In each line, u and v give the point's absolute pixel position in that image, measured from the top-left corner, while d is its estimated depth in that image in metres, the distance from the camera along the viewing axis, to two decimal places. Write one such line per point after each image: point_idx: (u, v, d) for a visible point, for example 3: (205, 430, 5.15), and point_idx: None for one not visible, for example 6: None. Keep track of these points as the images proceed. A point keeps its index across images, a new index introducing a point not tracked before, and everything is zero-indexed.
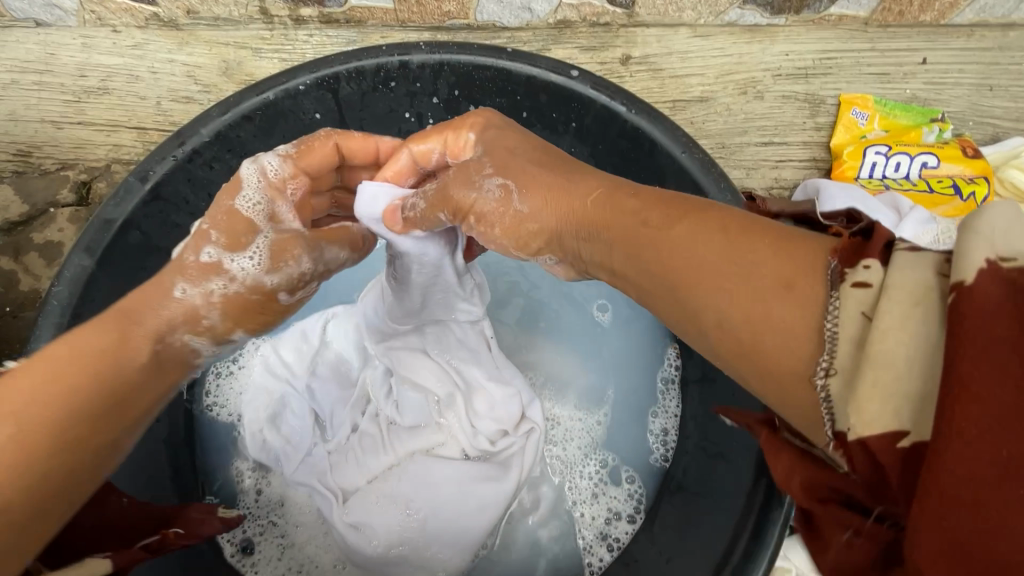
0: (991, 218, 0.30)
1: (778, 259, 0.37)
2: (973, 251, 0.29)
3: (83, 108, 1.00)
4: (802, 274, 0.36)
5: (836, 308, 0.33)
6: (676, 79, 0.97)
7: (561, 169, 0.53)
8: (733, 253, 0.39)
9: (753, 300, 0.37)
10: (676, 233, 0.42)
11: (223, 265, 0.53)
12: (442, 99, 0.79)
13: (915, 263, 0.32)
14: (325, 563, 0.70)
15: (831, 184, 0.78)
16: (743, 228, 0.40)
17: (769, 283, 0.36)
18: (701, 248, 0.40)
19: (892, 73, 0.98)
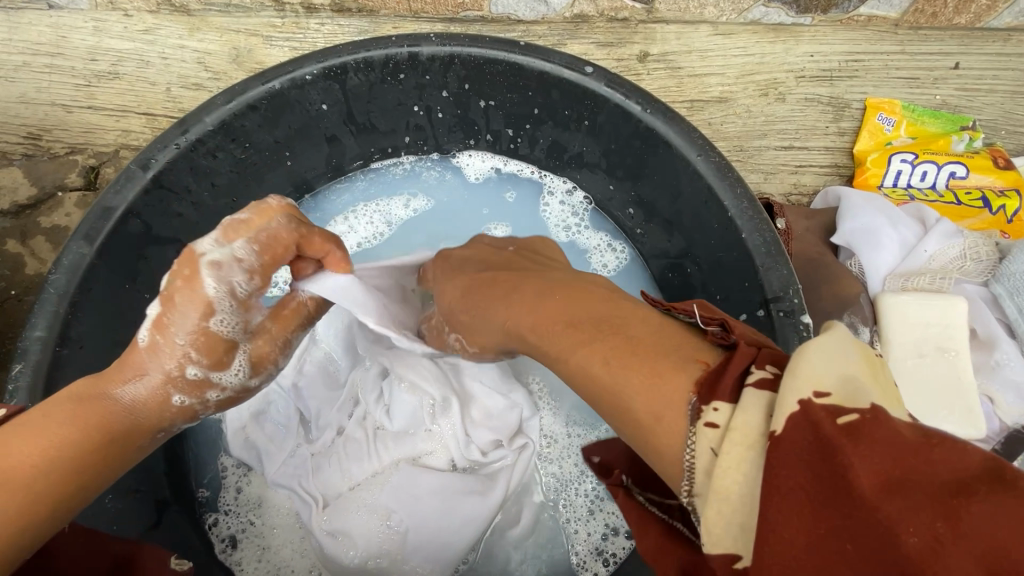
0: (806, 362, 0.30)
1: (649, 382, 0.35)
2: (787, 395, 0.30)
3: (93, 92, 0.99)
4: (667, 407, 0.34)
5: (692, 444, 0.32)
6: (695, 78, 0.93)
7: (498, 291, 0.54)
8: (613, 375, 0.38)
9: (632, 422, 0.36)
10: (572, 349, 0.42)
11: (210, 380, 0.49)
12: (451, 93, 0.77)
13: (755, 402, 0.31)
14: (301, 568, 0.69)
15: (853, 195, 0.75)
16: (624, 340, 0.39)
17: (642, 411, 0.35)
18: (591, 364, 0.39)
19: (922, 77, 0.94)
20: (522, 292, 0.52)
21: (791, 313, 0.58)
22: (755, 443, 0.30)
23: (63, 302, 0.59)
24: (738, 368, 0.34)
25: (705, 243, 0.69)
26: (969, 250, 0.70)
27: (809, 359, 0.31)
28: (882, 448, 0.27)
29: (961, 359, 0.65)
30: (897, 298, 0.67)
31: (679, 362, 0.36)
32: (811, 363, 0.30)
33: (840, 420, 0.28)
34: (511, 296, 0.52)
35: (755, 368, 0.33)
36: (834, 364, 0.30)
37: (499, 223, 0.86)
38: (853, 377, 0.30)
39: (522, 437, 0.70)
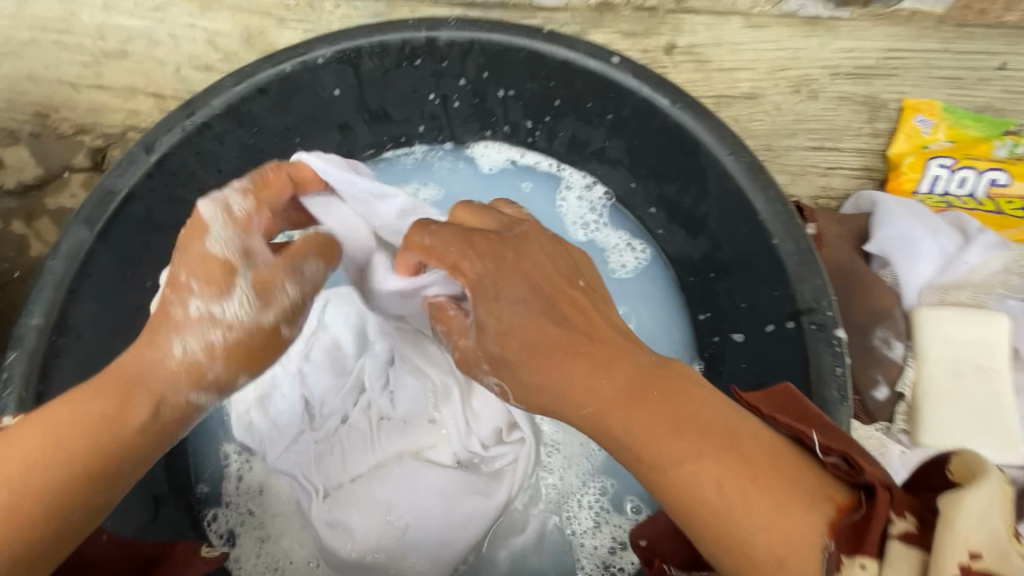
0: (966, 512, 0.32)
1: (774, 522, 0.34)
2: (947, 554, 0.31)
3: (102, 71, 0.97)
4: (795, 553, 0.33)
5: None
6: (724, 73, 0.89)
7: (576, 347, 0.43)
8: (735, 504, 0.35)
9: (749, 561, 0.34)
10: (676, 462, 0.37)
11: (215, 314, 0.43)
12: (470, 81, 0.74)
13: (904, 557, 0.32)
14: (299, 559, 0.66)
15: (888, 199, 0.71)
16: (740, 461, 0.36)
17: (762, 553, 0.34)
18: (702, 486, 0.36)
19: (964, 78, 0.89)
20: (604, 358, 0.42)
21: (824, 327, 0.54)
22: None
23: (61, 289, 0.57)
24: (880, 520, 0.33)
25: (731, 247, 0.65)
26: (1013, 264, 0.66)
27: (964, 520, 0.31)
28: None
29: (1000, 379, 0.62)
30: (932, 313, 0.64)
31: (806, 502, 0.35)
32: (965, 530, 0.31)
33: None
34: (586, 360, 0.42)
35: (894, 518, 0.33)
36: (981, 526, 0.31)
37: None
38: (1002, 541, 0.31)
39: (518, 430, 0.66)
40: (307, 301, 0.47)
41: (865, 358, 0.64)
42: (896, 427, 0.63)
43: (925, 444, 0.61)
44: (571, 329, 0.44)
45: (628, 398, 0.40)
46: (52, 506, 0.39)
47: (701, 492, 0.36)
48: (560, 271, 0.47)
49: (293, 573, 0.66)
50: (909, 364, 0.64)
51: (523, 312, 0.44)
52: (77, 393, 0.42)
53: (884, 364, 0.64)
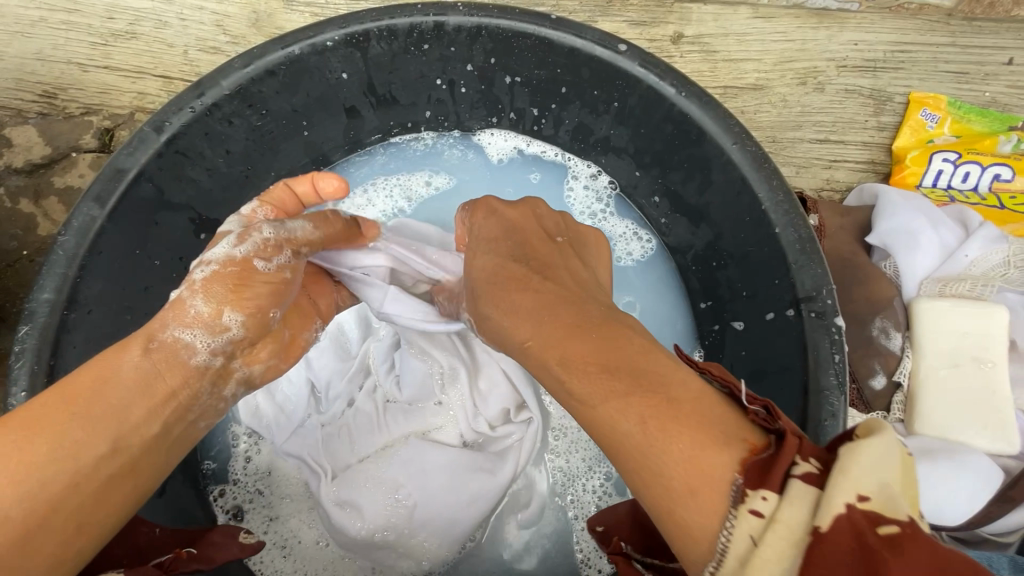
0: (859, 458, 0.30)
1: (689, 454, 0.33)
2: (836, 495, 0.29)
3: (110, 52, 0.97)
4: (704, 484, 0.33)
5: (730, 524, 0.31)
6: (731, 63, 0.89)
7: (532, 288, 0.47)
8: (650, 440, 0.35)
9: (665, 495, 0.34)
10: (598, 400, 0.38)
11: (219, 319, 0.50)
12: (477, 67, 0.74)
13: (800, 499, 0.30)
14: (308, 539, 0.67)
15: (892, 192, 0.71)
16: (660, 401, 0.36)
17: (674, 487, 0.33)
18: (620, 422, 0.36)
19: (971, 72, 0.89)
20: (557, 298, 0.45)
21: (823, 315, 0.55)
22: (800, 538, 0.29)
23: (71, 265, 0.58)
24: (786, 459, 0.32)
25: (733, 237, 0.66)
26: (1013, 257, 0.66)
27: (858, 460, 0.30)
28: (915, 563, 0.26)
29: (998, 372, 0.62)
30: (933, 302, 0.64)
31: (722, 437, 0.34)
32: (858, 467, 0.30)
33: (882, 530, 0.28)
34: (538, 300, 0.46)
35: (799, 460, 0.32)
36: (876, 469, 0.30)
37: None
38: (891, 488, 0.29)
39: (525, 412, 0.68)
40: (287, 286, 0.55)
41: (863, 348, 0.65)
42: (892, 417, 0.64)
43: (920, 432, 0.62)
44: (532, 275, 0.48)
45: (574, 339, 0.41)
46: (85, 493, 0.41)
47: (624, 426, 0.36)
48: (542, 228, 0.54)
49: (302, 552, 0.67)
50: (906, 354, 0.65)
51: (495, 260, 0.51)
52: (95, 395, 0.44)
53: (881, 354, 0.65)
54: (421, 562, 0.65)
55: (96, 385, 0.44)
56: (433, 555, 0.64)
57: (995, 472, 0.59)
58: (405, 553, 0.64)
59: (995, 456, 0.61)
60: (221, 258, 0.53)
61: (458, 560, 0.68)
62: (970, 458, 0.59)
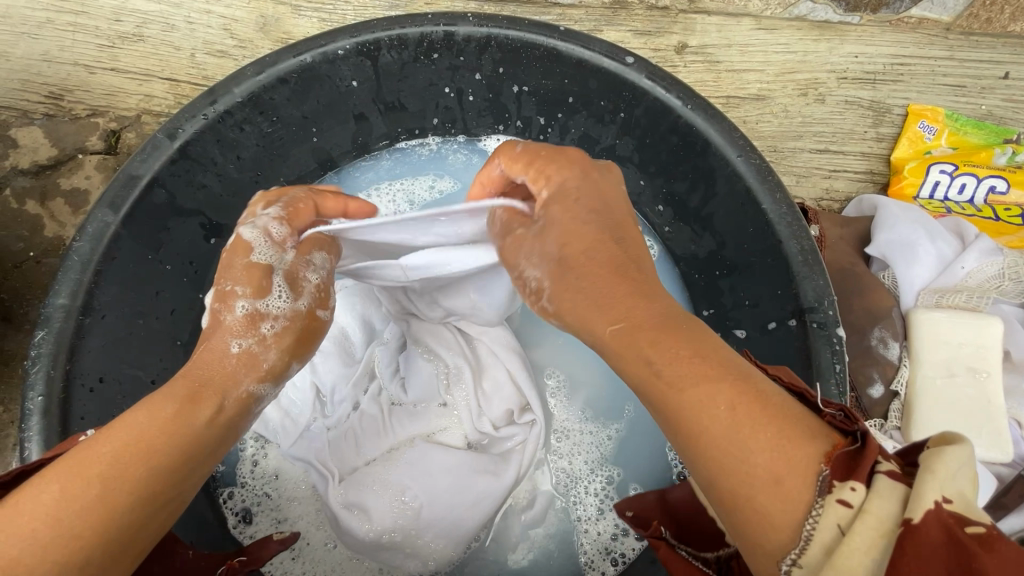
0: (946, 460, 0.29)
1: (778, 444, 0.33)
2: (924, 491, 0.28)
3: (117, 54, 0.97)
4: (792, 472, 0.32)
5: (816, 514, 0.30)
6: (733, 74, 0.91)
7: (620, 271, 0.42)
8: (738, 429, 0.33)
9: (748, 486, 0.33)
10: (688, 382, 0.35)
11: (259, 310, 0.49)
12: (485, 76, 0.75)
13: (886, 492, 0.29)
14: (316, 540, 0.68)
15: (891, 204, 0.73)
16: (752, 391, 0.35)
17: (759, 474, 0.32)
18: (710, 408, 0.34)
19: (968, 85, 0.91)
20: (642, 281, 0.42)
21: (824, 326, 0.56)
22: (891, 532, 0.28)
23: (86, 271, 0.59)
24: (871, 455, 0.31)
25: (736, 247, 0.68)
26: (1008, 269, 0.68)
27: (946, 460, 0.29)
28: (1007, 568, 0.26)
29: (992, 382, 0.64)
30: (932, 314, 0.66)
31: (806, 430, 0.33)
32: (944, 467, 0.29)
33: (974, 529, 0.27)
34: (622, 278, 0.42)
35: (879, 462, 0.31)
36: (961, 470, 0.29)
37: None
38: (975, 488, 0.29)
39: (530, 412, 0.69)
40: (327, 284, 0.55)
41: (861, 357, 0.67)
42: (889, 424, 0.65)
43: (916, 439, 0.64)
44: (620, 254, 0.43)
45: (663, 329, 0.38)
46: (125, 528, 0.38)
47: (717, 415, 0.34)
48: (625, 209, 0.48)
49: (309, 554, 0.68)
50: (904, 364, 0.66)
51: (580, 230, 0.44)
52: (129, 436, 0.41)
53: (879, 363, 0.66)
54: (428, 563, 0.66)
55: (147, 434, 0.41)
56: (440, 555, 0.65)
57: (987, 479, 0.61)
58: (412, 555, 0.65)
59: (989, 465, 0.63)
60: (286, 313, 0.51)
61: (465, 559, 0.69)
62: None
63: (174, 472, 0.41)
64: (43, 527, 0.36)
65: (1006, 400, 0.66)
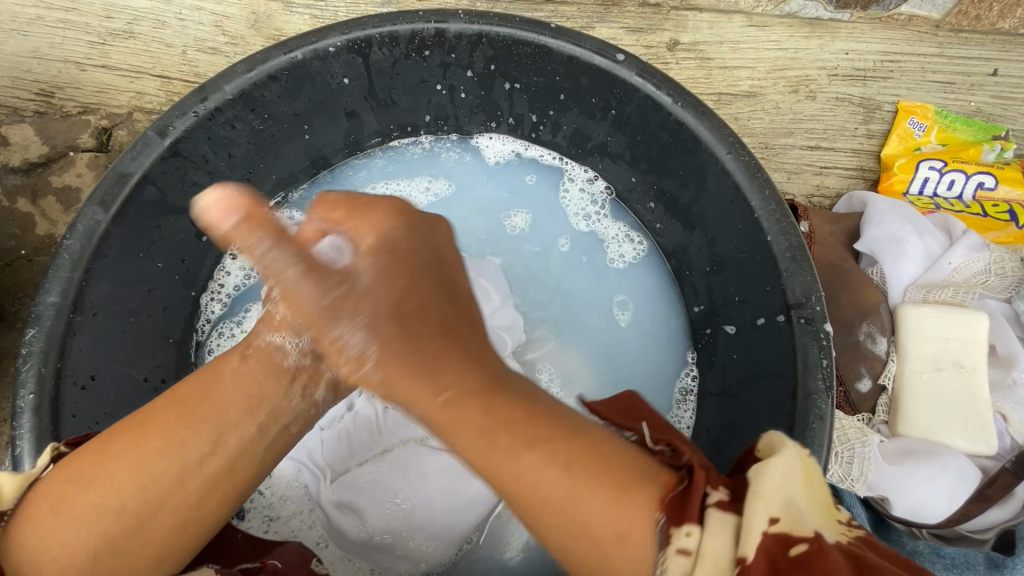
0: (771, 474, 0.35)
1: (616, 490, 0.36)
2: (757, 509, 0.33)
3: (107, 51, 0.97)
4: (631, 514, 0.35)
5: (662, 540, 0.34)
6: (725, 71, 0.91)
7: (412, 321, 0.45)
8: (576, 475, 0.36)
9: (597, 543, 0.35)
10: (532, 444, 0.38)
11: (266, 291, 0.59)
12: (477, 73, 0.75)
13: (759, 491, 0.34)
14: (309, 539, 0.69)
15: (881, 201, 0.73)
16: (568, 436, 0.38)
17: (603, 494, 0.36)
18: (544, 465, 0.37)
19: (958, 82, 0.92)
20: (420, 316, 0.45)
21: (812, 321, 0.57)
22: (727, 570, 0.31)
23: (77, 269, 0.59)
24: (700, 488, 0.35)
25: (727, 243, 0.68)
26: (994, 265, 0.69)
27: (768, 476, 0.35)
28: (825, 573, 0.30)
29: (977, 376, 0.65)
30: (918, 309, 0.67)
31: (643, 474, 0.37)
32: (766, 485, 0.34)
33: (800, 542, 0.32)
34: (408, 307, 0.45)
35: (711, 489, 0.35)
36: (784, 482, 0.34)
37: (518, 211, 0.85)
38: (796, 500, 0.34)
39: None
40: None
41: (849, 352, 0.68)
42: (877, 418, 0.67)
43: (903, 433, 0.64)
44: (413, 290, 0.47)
45: (509, 410, 0.40)
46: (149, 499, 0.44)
47: (556, 480, 0.36)
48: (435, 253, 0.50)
49: None
50: (892, 358, 0.67)
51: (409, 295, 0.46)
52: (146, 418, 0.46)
53: (867, 358, 0.67)
54: (419, 564, 0.66)
55: (170, 416, 0.46)
56: (431, 557, 0.66)
57: (972, 470, 0.62)
58: (403, 556, 0.65)
59: (974, 457, 0.64)
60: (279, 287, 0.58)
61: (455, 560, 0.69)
62: (948, 458, 0.62)
63: (173, 448, 0.45)
64: (83, 506, 0.42)
65: (992, 393, 0.67)
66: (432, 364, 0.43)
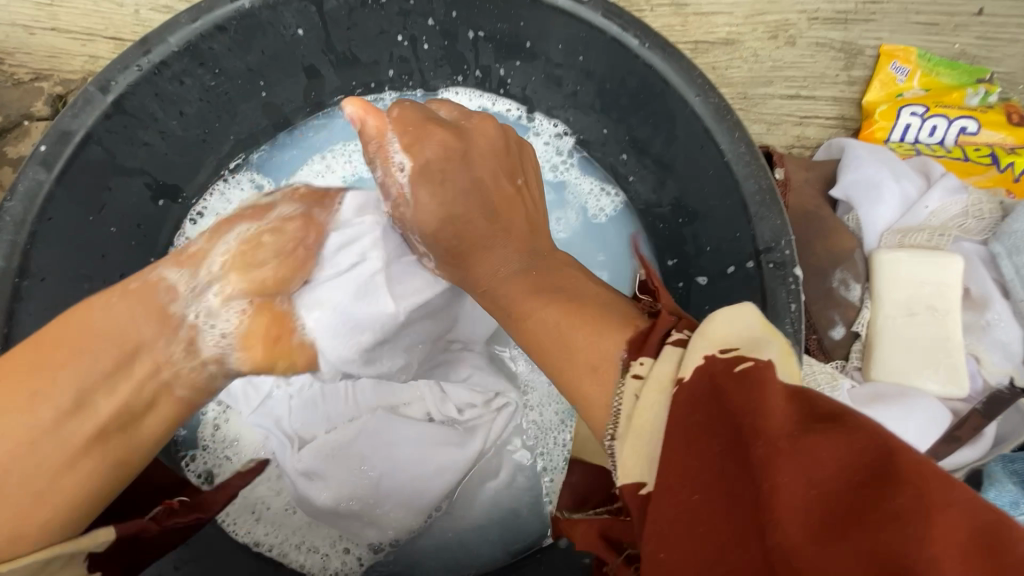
0: (722, 324, 0.34)
1: (593, 337, 0.39)
2: (695, 351, 0.34)
3: (56, 13, 0.92)
4: (581, 448, 0.36)
5: (620, 394, 0.35)
6: (701, 17, 0.87)
7: (450, 190, 0.54)
8: (569, 324, 0.41)
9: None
10: (576, 342, 0.40)
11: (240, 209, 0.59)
12: (438, 21, 0.72)
13: (731, 318, 0.35)
14: (276, 505, 0.68)
15: (859, 145, 0.71)
16: (575, 305, 0.43)
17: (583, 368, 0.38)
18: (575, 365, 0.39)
19: (941, 23, 0.88)
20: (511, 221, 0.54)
21: (782, 265, 0.56)
22: (666, 387, 0.33)
23: (21, 231, 0.56)
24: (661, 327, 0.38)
25: (698, 192, 0.66)
26: (971, 207, 0.67)
27: (721, 324, 0.35)
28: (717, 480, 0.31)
29: (950, 320, 0.64)
30: (893, 255, 0.66)
31: (616, 318, 0.41)
32: (719, 331, 0.34)
33: (737, 366, 0.31)
34: (473, 166, 0.56)
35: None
36: (740, 328, 0.34)
37: None
38: (760, 338, 0.33)
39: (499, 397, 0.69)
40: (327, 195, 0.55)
41: (823, 299, 0.66)
42: (850, 365, 0.66)
43: (875, 378, 0.64)
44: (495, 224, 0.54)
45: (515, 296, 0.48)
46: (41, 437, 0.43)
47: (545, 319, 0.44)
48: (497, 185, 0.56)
49: (270, 516, 0.68)
50: (866, 304, 0.66)
51: (458, 184, 0.54)
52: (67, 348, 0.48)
53: (840, 305, 0.66)
54: (387, 531, 0.66)
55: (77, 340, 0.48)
56: (401, 524, 0.65)
57: (944, 412, 0.62)
58: (371, 523, 0.65)
59: (945, 399, 0.64)
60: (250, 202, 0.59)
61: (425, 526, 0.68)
62: (918, 400, 0.61)
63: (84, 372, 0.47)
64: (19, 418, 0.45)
65: (966, 336, 0.66)
66: (606, 328, 0.40)
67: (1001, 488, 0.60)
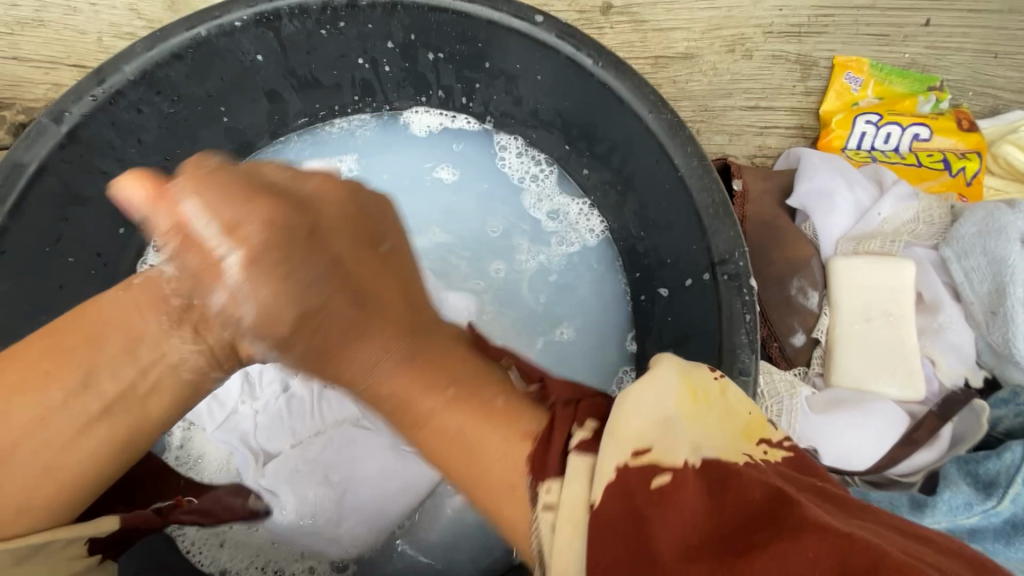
0: (641, 397, 0.38)
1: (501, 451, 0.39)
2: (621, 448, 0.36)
3: (18, 42, 0.92)
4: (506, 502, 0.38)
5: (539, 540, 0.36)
6: (660, 33, 0.89)
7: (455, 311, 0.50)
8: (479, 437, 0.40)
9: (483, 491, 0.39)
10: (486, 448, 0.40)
11: None
12: (397, 43, 0.72)
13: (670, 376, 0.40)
14: (238, 523, 0.67)
15: (813, 154, 0.72)
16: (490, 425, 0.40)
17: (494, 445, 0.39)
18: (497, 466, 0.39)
19: (891, 34, 0.91)
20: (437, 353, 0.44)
21: (736, 277, 0.57)
22: (580, 513, 0.35)
23: None
24: (561, 439, 0.38)
25: (656, 205, 0.67)
26: (922, 213, 0.70)
27: (638, 404, 0.38)
28: (786, 555, 0.29)
29: (904, 324, 0.66)
30: (847, 262, 0.68)
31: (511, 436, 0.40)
32: (630, 419, 0.37)
33: (654, 482, 0.34)
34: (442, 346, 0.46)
35: (576, 429, 0.39)
36: (656, 406, 0.38)
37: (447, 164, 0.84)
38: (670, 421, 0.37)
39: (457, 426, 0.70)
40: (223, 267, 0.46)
41: (783, 307, 0.68)
42: (812, 371, 0.68)
43: (836, 383, 0.65)
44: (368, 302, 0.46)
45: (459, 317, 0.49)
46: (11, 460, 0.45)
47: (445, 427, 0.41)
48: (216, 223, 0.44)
49: (234, 537, 0.66)
50: (824, 311, 0.68)
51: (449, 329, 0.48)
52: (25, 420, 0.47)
53: (800, 312, 0.68)
54: (347, 548, 0.65)
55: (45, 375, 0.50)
56: (360, 543, 0.65)
57: (900, 416, 0.64)
58: (331, 540, 0.65)
59: (904, 403, 0.66)
60: None
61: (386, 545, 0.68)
62: (876, 405, 0.63)
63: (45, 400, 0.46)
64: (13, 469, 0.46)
65: (921, 339, 0.68)
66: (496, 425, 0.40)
67: (955, 490, 0.60)
